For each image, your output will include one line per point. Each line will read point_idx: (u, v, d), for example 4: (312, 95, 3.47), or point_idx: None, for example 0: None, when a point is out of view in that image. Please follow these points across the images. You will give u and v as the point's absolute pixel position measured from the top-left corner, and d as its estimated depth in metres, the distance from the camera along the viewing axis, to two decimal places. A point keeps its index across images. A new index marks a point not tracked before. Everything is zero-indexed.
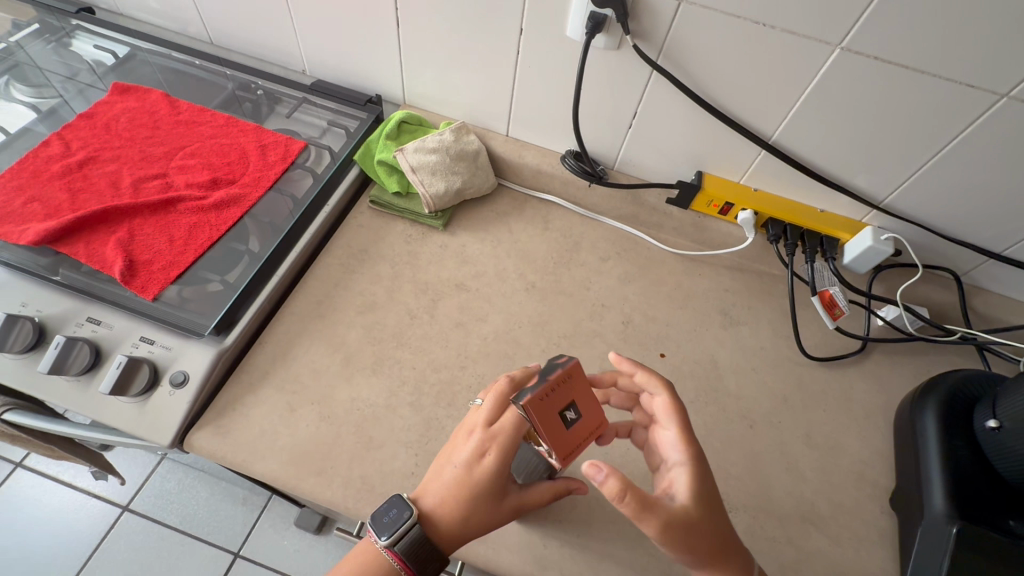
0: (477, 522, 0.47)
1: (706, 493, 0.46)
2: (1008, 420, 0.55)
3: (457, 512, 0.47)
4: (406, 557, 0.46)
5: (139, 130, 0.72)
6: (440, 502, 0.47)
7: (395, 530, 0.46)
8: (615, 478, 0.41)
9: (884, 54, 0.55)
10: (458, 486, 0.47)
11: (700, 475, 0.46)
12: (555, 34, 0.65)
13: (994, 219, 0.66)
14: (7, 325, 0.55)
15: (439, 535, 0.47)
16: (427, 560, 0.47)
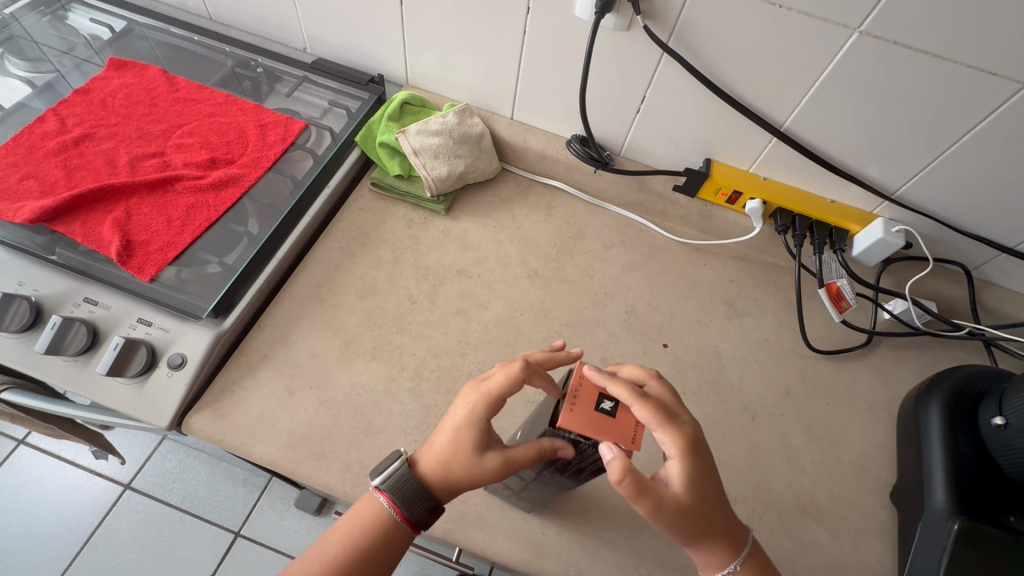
0: (459, 470, 0.43)
1: (703, 478, 0.41)
2: (1015, 417, 0.54)
3: (443, 455, 0.44)
4: (393, 496, 0.44)
5: (136, 107, 0.70)
6: (432, 445, 0.45)
7: (387, 469, 0.44)
8: (621, 460, 0.37)
9: (903, 39, 0.53)
10: (447, 431, 0.44)
11: (695, 466, 0.41)
12: (563, 13, 0.63)
13: (1009, 213, 0.65)
14: (3, 304, 0.55)
15: (426, 479, 0.44)
16: (412, 502, 0.43)
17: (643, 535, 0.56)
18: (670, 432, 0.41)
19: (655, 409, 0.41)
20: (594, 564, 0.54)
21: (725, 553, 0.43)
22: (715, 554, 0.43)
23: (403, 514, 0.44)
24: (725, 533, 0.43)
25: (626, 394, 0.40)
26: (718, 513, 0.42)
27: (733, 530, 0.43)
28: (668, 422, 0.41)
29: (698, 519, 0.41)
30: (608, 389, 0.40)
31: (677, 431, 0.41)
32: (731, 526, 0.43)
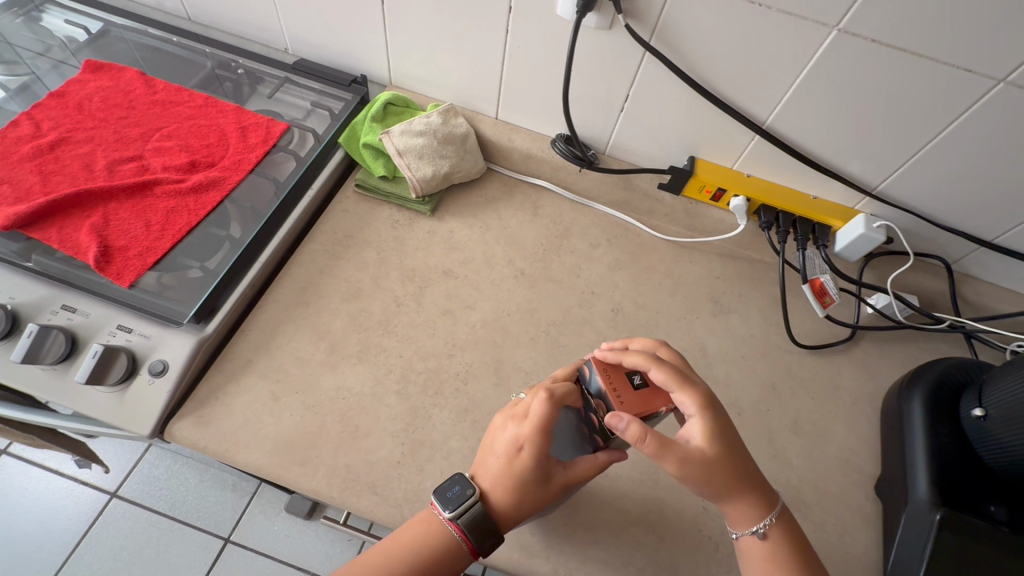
0: (527, 501, 0.47)
1: (723, 433, 0.46)
2: (994, 408, 0.55)
3: (509, 491, 0.47)
4: (468, 530, 0.46)
5: (113, 110, 0.69)
6: (496, 482, 0.48)
7: (461, 503, 0.47)
8: (636, 423, 0.43)
9: (879, 36, 0.53)
10: (506, 467, 0.48)
11: (714, 420, 0.46)
12: (545, 12, 0.63)
13: (986, 207, 0.66)
14: None
15: (499, 512, 0.47)
16: (486, 534, 0.46)
17: (631, 533, 0.56)
18: (688, 392, 0.46)
19: (670, 371, 0.47)
20: (583, 563, 0.54)
21: (754, 507, 0.47)
22: (743, 508, 0.47)
23: (478, 547, 0.46)
24: (751, 487, 0.47)
25: (642, 362, 0.47)
26: (741, 467, 0.47)
27: (759, 486, 0.47)
28: (686, 383, 0.47)
29: (723, 471, 0.46)
30: (622, 361, 0.48)
31: (694, 391, 0.47)
32: (757, 481, 0.48)
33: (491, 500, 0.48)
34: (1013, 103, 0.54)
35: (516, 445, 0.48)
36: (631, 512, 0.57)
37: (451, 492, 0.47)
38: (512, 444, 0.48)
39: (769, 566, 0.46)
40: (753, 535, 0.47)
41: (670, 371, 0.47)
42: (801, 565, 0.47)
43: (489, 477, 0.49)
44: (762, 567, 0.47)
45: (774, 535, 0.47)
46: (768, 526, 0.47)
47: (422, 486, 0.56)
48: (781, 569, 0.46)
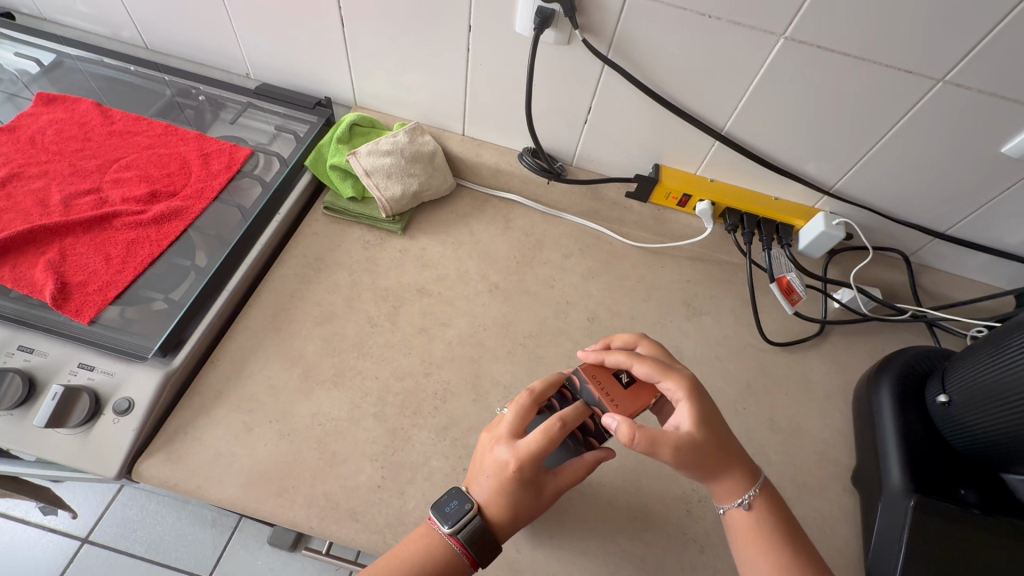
0: (524, 515, 0.48)
1: (710, 414, 0.49)
2: (957, 394, 0.57)
3: (504, 508, 0.48)
4: (469, 544, 0.46)
5: (68, 142, 0.66)
6: (489, 500, 0.48)
7: (460, 517, 0.47)
8: (625, 422, 0.46)
9: (825, 43, 0.56)
10: (498, 485, 0.48)
11: (700, 403, 0.49)
12: (504, 30, 0.64)
13: (936, 200, 0.69)
14: None
15: (494, 527, 0.48)
16: (485, 548, 0.47)
17: (617, 541, 0.56)
18: (675, 378, 0.49)
19: (654, 363, 0.51)
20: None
21: (741, 481, 0.49)
22: (732, 483, 0.49)
23: (479, 559, 0.46)
24: (739, 461, 0.49)
25: (626, 360, 0.51)
26: (728, 444, 0.49)
27: (744, 460, 0.50)
28: (672, 370, 0.50)
29: (713, 449, 0.48)
30: (605, 360, 0.52)
31: (678, 377, 0.50)
32: (741, 456, 0.50)
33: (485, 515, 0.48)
34: (952, 101, 0.57)
35: (508, 465, 0.48)
36: (616, 521, 0.57)
37: (452, 506, 0.48)
38: (502, 464, 0.48)
39: (761, 538, 0.48)
40: (743, 510, 0.49)
41: (657, 363, 0.51)
42: (790, 533, 0.49)
43: (480, 495, 0.48)
44: (753, 539, 0.48)
45: (764, 506, 0.49)
46: (757, 498, 0.49)
47: (404, 509, 0.55)
48: (769, 538, 0.48)
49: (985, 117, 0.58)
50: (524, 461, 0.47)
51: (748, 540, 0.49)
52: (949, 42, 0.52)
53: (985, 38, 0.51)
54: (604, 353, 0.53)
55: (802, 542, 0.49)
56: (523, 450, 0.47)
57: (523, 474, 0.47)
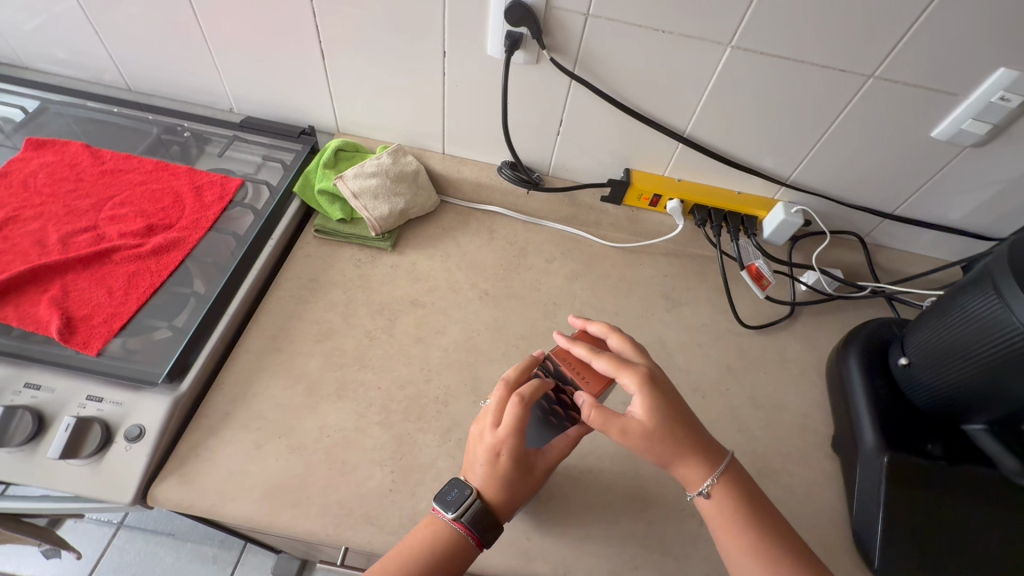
0: (521, 491, 0.52)
1: (664, 408, 0.51)
2: (916, 355, 0.63)
3: (503, 487, 0.51)
4: (472, 525, 0.50)
5: (60, 184, 0.68)
6: (489, 482, 0.51)
7: (461, 503, 0.50)
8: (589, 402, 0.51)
9: (766, 49, 0.62)
10: (493, 466, 0.51)
11: (654, 396, 0.51)
12: (477, 53, 0.69)
13: (881, 184, 0.75)
14: (6, 417, 0.53)
15: (496, 505, 0.51)
16: (489, 526, 0.50)
17: (621, 522, 0.59)
18: (631, 374, 0.52)
19: (612, 359, 0.53)
20: (581, 559, 0.56)
21: (701, 469, 0.52)
22: (691, 470, 0.52)
23: (484, 537, 0.50)
24: (697, 449, 0.52)
25: (586, 352, 0.55)
26: (684, 434, 0.52)
27: (703, 449, 0.52)
28: (627, 367, 0.53)
29: (666, 440, 0.51)
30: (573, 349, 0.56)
31: (634, 371, 0.52)
32: (701, 446, 0.52)
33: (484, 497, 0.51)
34: (882, 94, 0.64)
35: (499, 446, 0.51)
36: (617, 503, 0.60)
37: (454, 494, 0.51)
38: (494, 447, 0.52)
39: (729, 523, 0.51)
40: (709, 495, 0.52)
41: (615, 361, 0.53)
42: (755, 515, 0.51)
43: (478, 479, 0.52)
44: (724, 524, 0.51)
45: (729, 492, 0.52)
46: (721, 485, 0.52)
47: (415, 509, 0.57)
48: (731, 519, 0.51)
49: (914, 106, 0.65)
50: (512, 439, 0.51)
51: (718, 523, 0.51)
52: (875, 41, 0.59)
53: (904, 36, 0.58)
54: (572, 343, 0.56)
55: (769, 523, 0.51)
56: (507, 429, 0.51)
57: (513, 452, 0.51)
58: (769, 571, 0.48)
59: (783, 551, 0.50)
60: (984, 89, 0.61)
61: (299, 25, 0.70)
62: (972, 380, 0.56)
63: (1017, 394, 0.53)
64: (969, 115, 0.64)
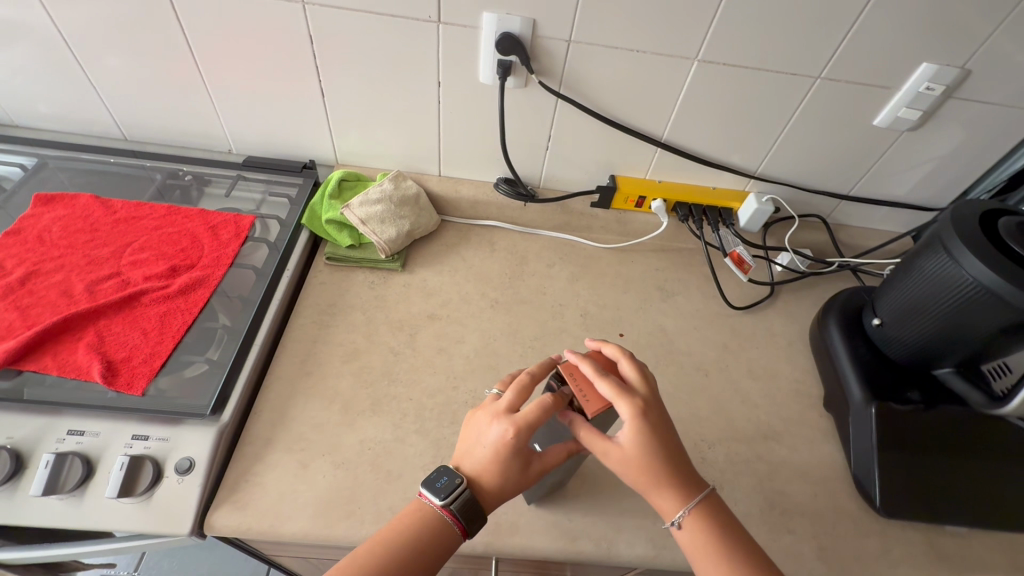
0: (512, 484, 0.51)
1: (648, 439, 0.48)
2: (887, 316, 0.71)
3: (496, 477, 0.50)
4: (460, 514, 0.48)
5: (77, 235, 0.71)
6: (483, 470, 0.50)
7: (452, 490, 0.49)
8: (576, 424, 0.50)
9: (728, 60, 0.71)
10: (493, 457, 0.50)
11: (647, 426, 0.48)
12: (470, 81, 0.75)
13: (834, 170, 0.85)
14: (56, 464, 0.54)
15: (485, 495, 0.50)
16: (475, 516, 0.49)
17: None
18: (625, 402, 0.49)
19: (614, 384, 0.50)
20: (622, 532, 0.61)
21: (675, 501, 0.49)
22: (664, 500, 0.49)
23: (470, 527, 0.49)
24: (673, 480, 0.49)
25: (592, 371, 0.51)
26: (664, 464, 0.49)
27: (683, 478, 0.49)
28: (625, 395, 0.49)
29: (644, 468, 0.48)
30: (581, 365, 0.52)
31: (631, 400, 0.49)
32: (682, 475, 0.49)
33: (474, 485, 0.50)
34: (828, 92, 0.74)
35: (505, 437, 0.50)
36: None
37: (444, 480, 0.50)
38: (499, 438, 0.50)
39: (705, 556, 0.47)
40: (681, 528, 0.49)
41: (615, 386, 0.50)
42: (735, 549, 0.48)
43: (473, 467, 0.51)
44: (700, 558, 0.48)
45: (705, 526, 0.48)
46: (696, 519, 0.48)
47: None
48: (708, 552, 0.47)
49: (857, 100, 0.74)
50: (519, 434, 0.49)
51: (692, 556, 0.48)
52: (819, 47, 0.69)
53: (842, 41, 0.68)
54: (583, 359, 0.52)
55: (751, 557, 0.47)
56: (520, 421, 0.49)
57: (517, 446, 0.50)
58: None
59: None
60: (913, 82, 0.71)
61: (300, 68, 0.75)
62: (937, 330, 0.65)
63: (974, 335, 0.62)
64: (902, 104, 0.74)
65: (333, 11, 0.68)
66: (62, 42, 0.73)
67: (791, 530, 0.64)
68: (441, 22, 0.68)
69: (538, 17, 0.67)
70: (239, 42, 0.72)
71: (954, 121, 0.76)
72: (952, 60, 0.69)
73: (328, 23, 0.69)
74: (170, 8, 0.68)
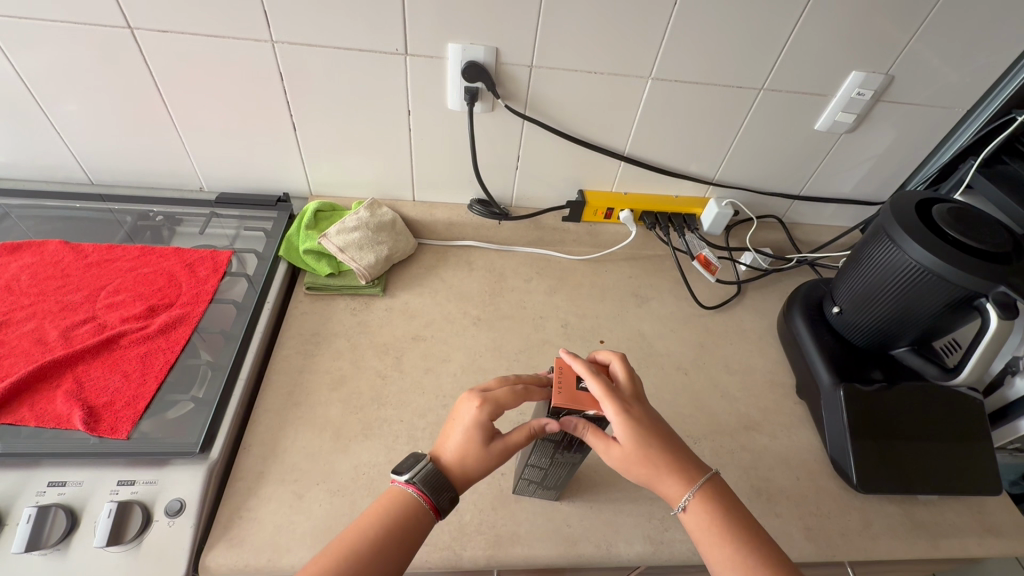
0: (475, 463, 0.49)
1: (643, 433, 0.49)
2: (845, 304, 0.76)
3: (461, 450, 0.49)
4: (423, 486, 0.48)
5: (47, 283, 0.70)
6: (452, 447, 0.50)
7: (416, 466, 0.49)
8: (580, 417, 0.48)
9: (679, 77, 0.76)
10: (461, 429, 0.50)
11: (636, 421, 0.49)
12: (440, 108, 0.78)
13: (785, 172, 0.91)
14: (38, 518, 0.52)
15: (448, 472, 0.49)
16: (441, 488, 0.48)
17: (645, 494, 0.66)
18: (614, 403, 0.49)
19: (605, 384, 0.49)
20: (620, 532, 0.62)
21: (679, 488, 0.50)
22: (669, 488, 0.50)
23: (437, 500, 0.48)
24: (676, 467, 0.50)
25: (586, 369, 0.50)
26: (665, 454, 0.50)
27: (683, 465, 0.51)
28: (613, 394, 0.49)
29: (644, 459, 0.49)
30: (576, 365, 0.51)
31: (619, 399, 0.49)
32: (682, 461, 0.51)
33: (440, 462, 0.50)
34: (772, 100, 0.80)
35: (475, 419, 0.50)
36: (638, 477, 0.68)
37: (409, 458, 0.50)
38: (470, 422, 0.50)
39: (714, 536, 0.49)
40: (686, 514, 0.50)
41: (606, 387, 0.49)
42: (738, 527, 0.49)
43: (445, 445, 0.51)
44: (711, 541, 0.49)
45: (708, 508, 0.49)
46: (699, 503, 0.50)
47: (463, 522, 0.61)
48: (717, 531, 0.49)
49: (798, 107, 0.81)
50: (487, 407, 0.50)
51: (700, 540, 0.49)
52: (759, 62, 0.75)
53: (779, 55, 0.74)
54: (577, 358, 0.51)
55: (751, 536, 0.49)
56: (487, 401, 0.50)
57: (483, 420, 0.49)
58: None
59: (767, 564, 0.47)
60: (846, 88, 0.78)
61: (272, 105, 0.76)
62: (890, 313, 0.70)
63: (923, 315, 0.67)
64: (839, 110, 0.81)
65: (303, 48, 0.70)
66: (24, 90, 0.73)
67: (779, 513, 0.67)
68: (408, 53, 0.71)
69: (500, 46, 0.71)
70: (209, 82, 0.73)
71: (885, 122, 0.83)
72: (877, 67, 0.76)
73: (297, 60, 0.71)
74: (137, 51, 0.69)
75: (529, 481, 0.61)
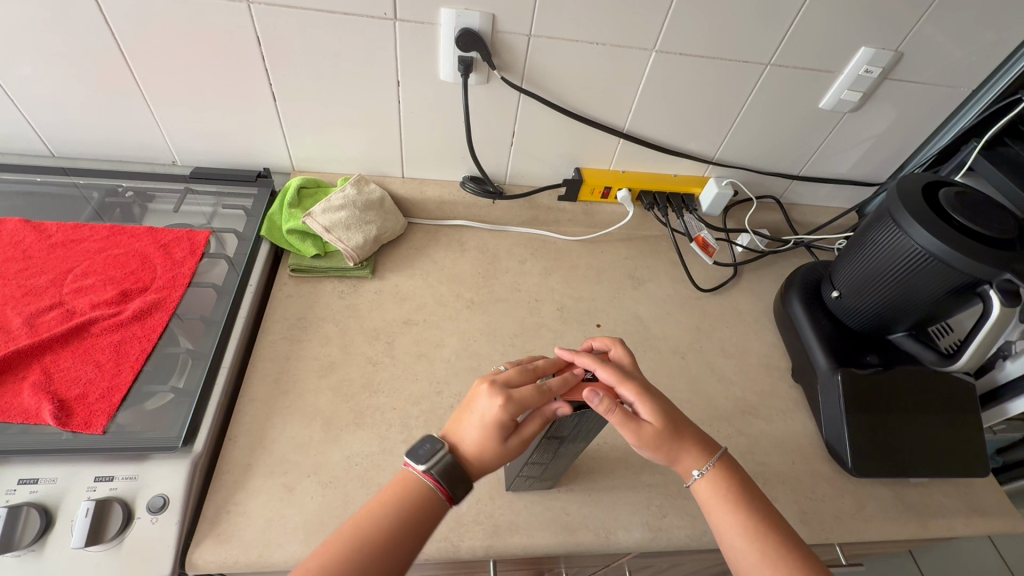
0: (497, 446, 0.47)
1: (662, 409, 0.51)
2: (844, 287, 0.75)
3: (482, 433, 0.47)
4: (440, 478, 0.46)
5: (8, 265, 0.66)
6: (465, 428, 0.48)
7: (431, 454, 0.47)
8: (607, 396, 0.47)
9: (683, 50, 0.72)
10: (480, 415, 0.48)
11: (654, 398, 0.51)
12: (431, 78, 0.73)
13: (785, 151, 0.89)
14: (9, 520, 0.49)
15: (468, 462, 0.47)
16: (455, 481, 0.46)
17: (642, 480, 0.66)
18: (630, 385, 0.50)
19: (614, 368, 0.51)
20: (618, 518, 0.62)
21: (697, 459, 0.51)
22: (687, 461, 0.51)
23: (454, 492, 0.46)
24: (693, 444, 0.51)
25: (590, 359, 0.52)
26: (683, 430, 0.51)
27: (697, 442, 0.52)
28: (628, 377, 0.51)
29: (662, 439, 0.50)
30: (576, 359, 0.52)
31: (633, 381, 0.51)
32: (696, 438, 0.52)
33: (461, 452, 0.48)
34: (777, 77, 0.77)
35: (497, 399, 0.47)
36: (636, 464, 0.67)
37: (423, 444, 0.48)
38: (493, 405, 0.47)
39: (726, 506, 0.50)
40: (700, 483, 0.51)
41: (615, 371, 0.51)
42: (749, 500, 0.50)
43: (456, 427, 0.49)
44: (723, 512, 0.49)
45: (721, 480, 0.51)
46: (715, 474, 0.51)
47: (460, 512, 0.60)
48: (730, 503, 0.50)
49: (803, 84, 0.78)
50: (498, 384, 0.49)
51: (710, 508, 0.50)
52: (765, 36, 0.71)
53: (787, 30, 0.71)
54: (574, 354, 0.53)
55: (763, 509, 0.50)
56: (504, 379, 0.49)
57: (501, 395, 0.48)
58: (764, 551, 0.47)
59: (777, 537, 0.48)
60: (854, 65, 0.75)
61: (249, 73, 0.71)
62: (889, 297, 0.69)
63: (923, 301, 0.66)
64: (845, 87, 0.78)
65: (283, 11, 0.64)
66: None
67: (775, 498, 0.67)
68: (397, 18, 0.66)
69: (497, 12, 0.66)
70: (179, 47, 0.67)
71: (889, 101, 0.81)
72: (885, 45, 0.73)
73: (277, 23, 0.66)
74: (97, 10, 0.63)
75: (529, 476, 0.59)
